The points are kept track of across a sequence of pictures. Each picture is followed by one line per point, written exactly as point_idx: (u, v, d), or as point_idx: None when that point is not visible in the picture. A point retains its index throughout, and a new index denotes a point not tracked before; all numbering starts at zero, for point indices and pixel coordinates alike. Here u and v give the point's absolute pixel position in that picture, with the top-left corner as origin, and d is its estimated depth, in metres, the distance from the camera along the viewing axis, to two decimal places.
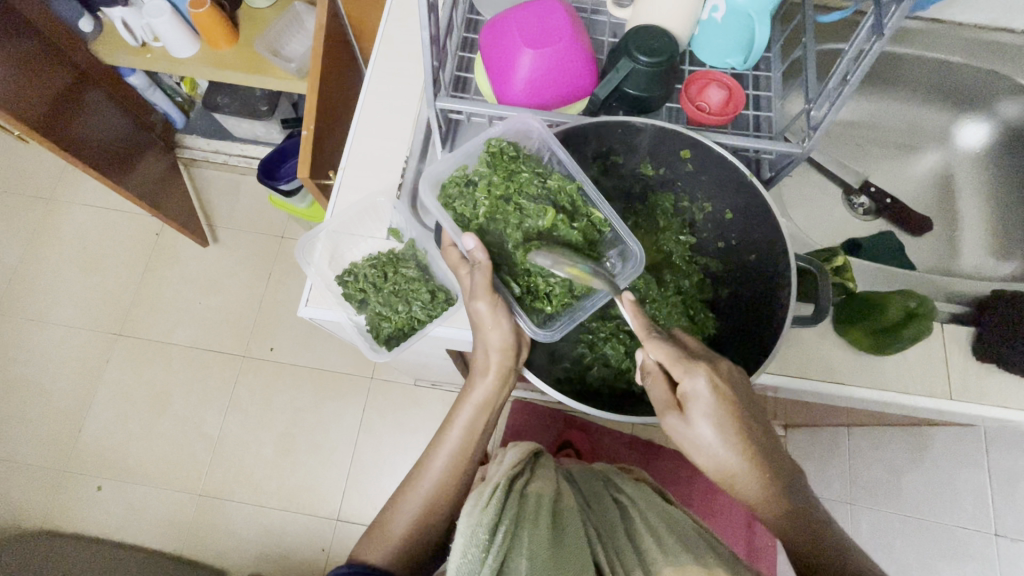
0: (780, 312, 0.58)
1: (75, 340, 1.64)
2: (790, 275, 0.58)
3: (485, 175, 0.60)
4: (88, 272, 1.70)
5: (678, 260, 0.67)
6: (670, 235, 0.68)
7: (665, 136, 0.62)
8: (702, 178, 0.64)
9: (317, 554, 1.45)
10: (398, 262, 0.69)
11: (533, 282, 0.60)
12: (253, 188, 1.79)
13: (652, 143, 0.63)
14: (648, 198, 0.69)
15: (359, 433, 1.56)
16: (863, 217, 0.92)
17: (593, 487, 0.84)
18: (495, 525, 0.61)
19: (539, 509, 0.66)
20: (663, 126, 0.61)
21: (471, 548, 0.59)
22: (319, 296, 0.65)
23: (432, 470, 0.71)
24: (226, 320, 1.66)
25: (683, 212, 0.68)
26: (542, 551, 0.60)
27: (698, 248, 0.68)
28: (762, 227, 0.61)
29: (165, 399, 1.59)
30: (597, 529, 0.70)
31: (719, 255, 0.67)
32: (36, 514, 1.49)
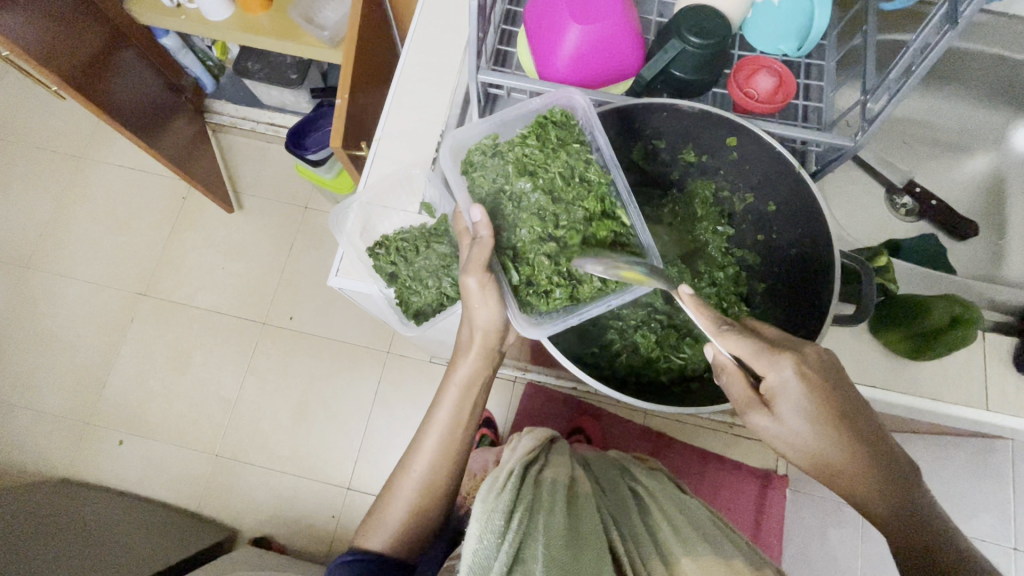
0: (820, 310, 0.57)
1: (102, 297, 1.68)
2: (834, 270, 0.56)
3: (513, 148, 0.58)
4: (115, 231, 1.73)
5: (714, 251, 0.67)
6: (706, 226, 0.67)
7: (711, 121, 0.59)
8: (746, 168, 0.62)
9: (327, 520, 1.49)
10: (431, 236, 0.66)
11: (533, 274, 0.58)
12: (279, 156, 1.79)
13: (696, 128, 0.61)
14: (686, 185, 0.67)
15: (373, 405, 1.58)
16: (905, 217, 0.89)
17: (608, 476, 0.84)
18: (510, 510, 0.61)
19: (553, 496, 0.67)
20: (707, 110, 0.58)
21: (487, 532, 0.59)
22: (350, 267, 0.67)
23: (425, 448, 0.70)
24: (248, 286, 1.68)
25: (722, 202, 0.66)
26: (559, 537, 0.59)
27: (735, 240, 0.67)
28: (804, 221, 0.59)
29: (186, 360, 1.63)
30: (613, 516, 0.70)
31: (757, 249, 0.66)
32: (60, 462, 1.54)
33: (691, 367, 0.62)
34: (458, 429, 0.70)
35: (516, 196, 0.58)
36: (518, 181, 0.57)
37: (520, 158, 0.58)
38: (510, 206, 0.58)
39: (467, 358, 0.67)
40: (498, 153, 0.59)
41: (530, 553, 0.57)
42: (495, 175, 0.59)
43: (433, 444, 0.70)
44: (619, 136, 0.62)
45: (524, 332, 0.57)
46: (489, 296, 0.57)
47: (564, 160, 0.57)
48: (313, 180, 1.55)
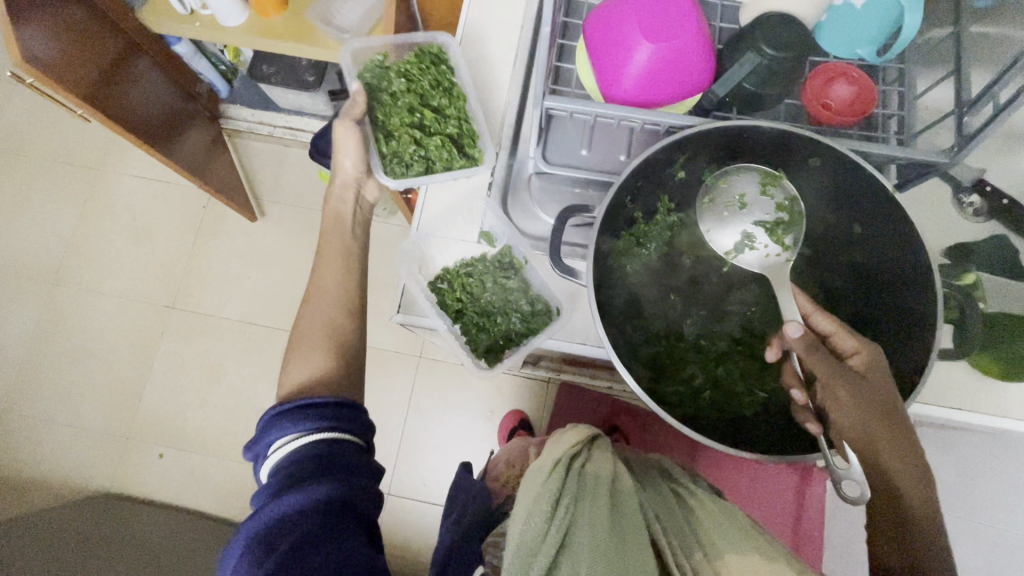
0: (926, 338, 0.54)
1: (131, 310, 1.68)
2: (939, 300, 0.53)
3: (403, 66, 0.79)
4: (139, 244, 1.72)
5: (791, 273, 0.65)
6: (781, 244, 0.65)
7: (794, 140, 0.56)
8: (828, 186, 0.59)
9: None
10: (497, 270, 0.72)
11: (398, 148, 0.77)
12: (298, 161, 1.76)
13: (774, 147, 0.59)
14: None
15: (408, 410, 1.57)
16: (974, 219, 0.83)
17: (647, 469, 0.78)
18: (556, 500, 0.61)
19: (598, 481, 0.64)
20: (789, 130, 0.55)
21: (533, 521, 0.60)
22: (410, 303, 0.67)
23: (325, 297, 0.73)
24: (275, 295, 1.67)
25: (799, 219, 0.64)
26: (604, 528, 0.58)
27: (811, 260, 0.65)
28: (902, 243, 0.56)
29: (219, 371, 1.63)
30: (658, 503, 0.66)
31: (837, 272, 0.64)
32: (102, 476, 1.56)
33: (775, 399, 0.60)
34: (343, 283, 0.74)
35: (404, 100, 0.78)
36: (396, 84, 0.78)
37: (403, 72, 0.79)
38: (398, 105, 0.78)
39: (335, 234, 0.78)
40: (385, 70, 0.79)
41: (574, 544, 0.57)
42: (386, 81, 0.79)
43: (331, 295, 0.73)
44: (694, 156, 0.60)
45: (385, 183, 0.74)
46: (357, 149, 0.75)
47: (434, 76, 0.78)
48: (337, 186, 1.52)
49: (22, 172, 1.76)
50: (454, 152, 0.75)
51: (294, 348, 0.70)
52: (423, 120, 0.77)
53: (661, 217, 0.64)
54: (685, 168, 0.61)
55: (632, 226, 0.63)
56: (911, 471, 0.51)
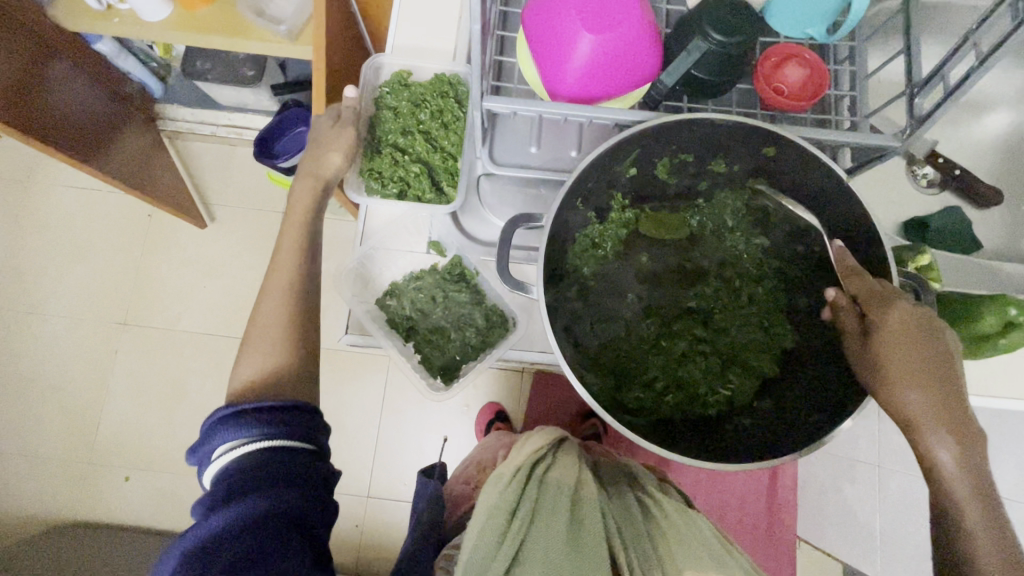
0: None
1: (79, 330, 1.59)
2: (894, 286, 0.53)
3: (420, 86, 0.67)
4: (82, 259, 1.62)
5: (748, 264, 0.63)
6: (738, 236, 0.63)
7: (746, 134, 0.54)
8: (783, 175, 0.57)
9: (350, 530, 1.49)
10: (447, 281, 0.68)
11: (377, 167, 0.65)
12: (247, 162, 1.67)
13: (728, 140, 0.56)
14: (714, 194, 0.64)
15: (382, 411, 1.54)
16: (925, 189, 0.85)
17: (615, 472, 0.78)
18: (511, 523, 0.62)
19: (556, 500, 0.65)
20: (743, 122, 0.53)
21: (485, 546, 0.61)
22: (357, 328, 0.65)
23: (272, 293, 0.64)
24: (234, 304, 1.60)
25: (756, 209, 0.62)
26: (556, 547, 0.59)
27: (771, 248, 0.63)
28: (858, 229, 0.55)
29: (181, 388, 1.56)
30: (618, 511, 0.68)
31: (797, 260, 0.61)
32: (66, 505, 1.49)
33: (738, 398, 0.59)
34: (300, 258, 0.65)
35: (406, 120, 0.67)
36: (407, 104, 0.67)
37: (420, 92, 0.67)
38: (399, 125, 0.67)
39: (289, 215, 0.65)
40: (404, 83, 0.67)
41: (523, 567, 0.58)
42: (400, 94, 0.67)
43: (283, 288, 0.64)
44: (646, 152, 0.57)
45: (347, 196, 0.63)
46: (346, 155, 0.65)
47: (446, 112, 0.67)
48: (287, 186, 1.45)
49: None
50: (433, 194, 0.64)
51: (248, 340, 0.62)
52: (418, 149, 0.65)
53: (616, 215, 0.62)
54: (637, 165, 0.58)
55: (586, 227, 0.61)
56: (940, 420, 0.47)
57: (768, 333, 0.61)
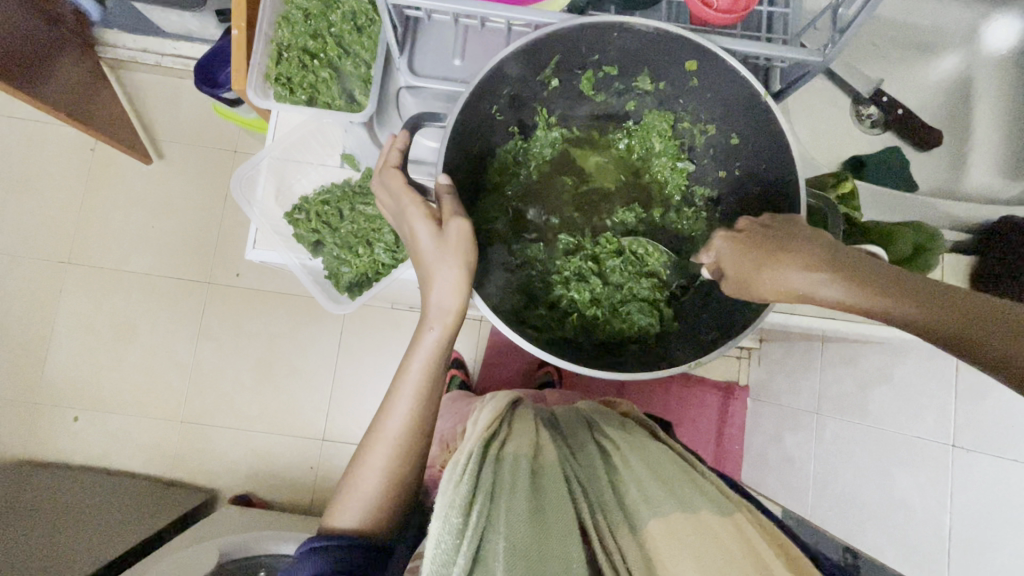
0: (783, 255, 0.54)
1: (21, 269, 1.53)
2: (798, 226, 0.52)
3: None
4: (20, 195, 1.54)
5: (671, 190, 0.65)
6: (664, 162, 0.65)
7: (663, 42, 0.51)
8: (706, 96, 0.56)
9: (306, 471, 1.50)
10: (356, 195, 0.66)
11: (286, 72, 0.63)
12: (195, 95, 1.58)
13: (651, 53, 0.54)
14: (642, 117, 0.64)
15: (339, 356, 1.54)
16: (870, 130, 0.84)
17: (574, 435, 0.73)
18: (469, 501, 0.54)
19: (516, 473, 0.58)
20: (665, 30, 0.50)
21: (445, 534, 0.52)
22: (266, 238, 0.64)
23: (398, 408, 0.64)
24: (185, 245, 1.55)
25: (680, 133, 0.63)
26: (522, 521, 0.52)
27: (695, 175, 0.64)
28: (768, 153, 0.54)
29: (130, 329, 1.53)
30: (581, 483, 0.63)
31: (716, 185, 0.63)
32: (14, 444, 1.47)
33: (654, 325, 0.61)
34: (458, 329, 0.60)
35: (316, 24, 0.65)
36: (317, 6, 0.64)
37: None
38: (308, 28, 0.64)
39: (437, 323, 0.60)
40: None
41: (491, 549, 0.50)
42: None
43: (407, 408, 0.64)
44: (565, 61, 0.55)
45: (250, 98, 0.61)
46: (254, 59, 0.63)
47: (359, 14, 0.65)
48: (237, 121, 1.38)
49: None
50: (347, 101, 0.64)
51: (367, 437, 0.65)
52: (329, 55, 0.65)
53: (541, 133, 0.63)
54: (556, 77, 0.57)
55: (507, 144, 0.61)
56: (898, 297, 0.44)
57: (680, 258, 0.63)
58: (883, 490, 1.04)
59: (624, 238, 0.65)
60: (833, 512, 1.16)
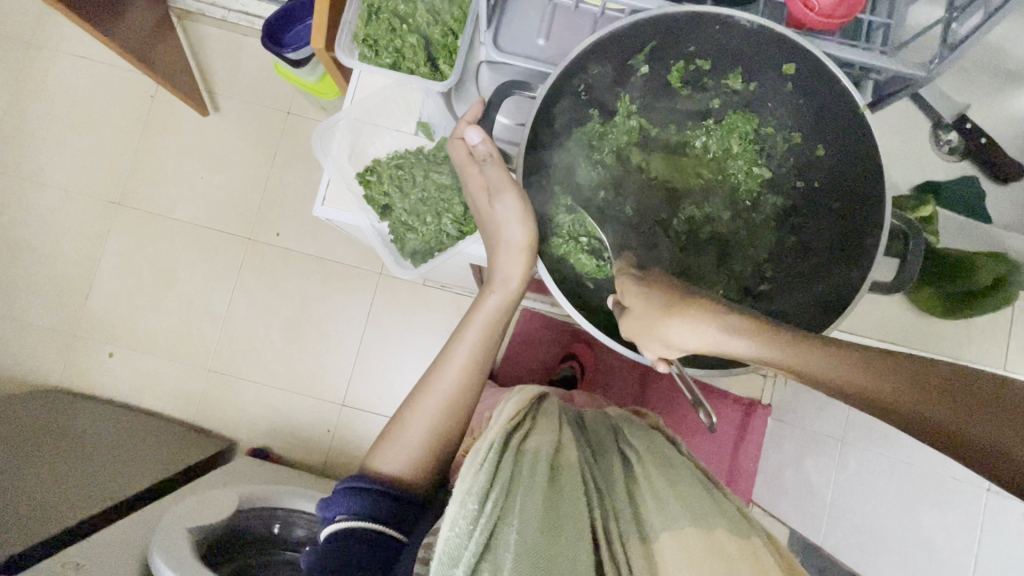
0: (852, 284, 0.55)
1: (73, 205, 1.58)
2: (884, 229, 0.53)
3: None
4: (80, 133, 1.58)
5: (743, 194, 0.63)
6: (740, 164, 0.64)
7: (764, 40, 0.54)
8: (798, 99, 0.59)
9: (323, 434, 1.53)
10: (429, 163, 0.66)
11: (374, 34, 0.63)
12: (256, 52, 1.59)
13: (749, 47, 0.56)
14: (724, 116, 0.64)
15: (367, 326, 1.56)
16: (948, 157, 0.81)
17: (598, 437, 0.71)
18: (487, 491, 0.55)
19: (534, 468, 0.58)
20: (768, 27, 0.53)
21: (460, 519, 0.54)
22: (337, 196, 0.65)
23: (450, 369, 0.70)
24: (231, 199, 1.58)
25: (763, 137, 0.63)
26: (535, 516, 0.53)
27: (771, 182, 0.63)
28: (853, 164, 0.56)
29: (171, 275, 1.57)
30: (597, 486, 0.61)
31: (792, 195, 0.62)
32: (51, 372, 1.53)
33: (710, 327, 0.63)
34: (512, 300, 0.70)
35: None
36: None
37: None
38: None
39: (495, 290, 0.69)
40: None
41: (503, 540, 0.51)
42: None
43: (459, 371, 0.70)
44: (659, 49, 0.58)
45: (339, 55, 0.61)
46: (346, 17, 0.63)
47: None
48: (295, 81, 1.39)
49: None
50: (430, 68, 0.65)
51: (415, 393, 0.71)
52: (418, 20, 0.64)
53: (619, 120, 0.63)
54: (648, 64, 0.59)
55: (584, 126, 0.62)
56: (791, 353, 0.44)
57: (751, 261, 0.63)
58: (907, 529, 1.02)
59: (688, 243, 0.62)
60: (850, 540, 1.15)
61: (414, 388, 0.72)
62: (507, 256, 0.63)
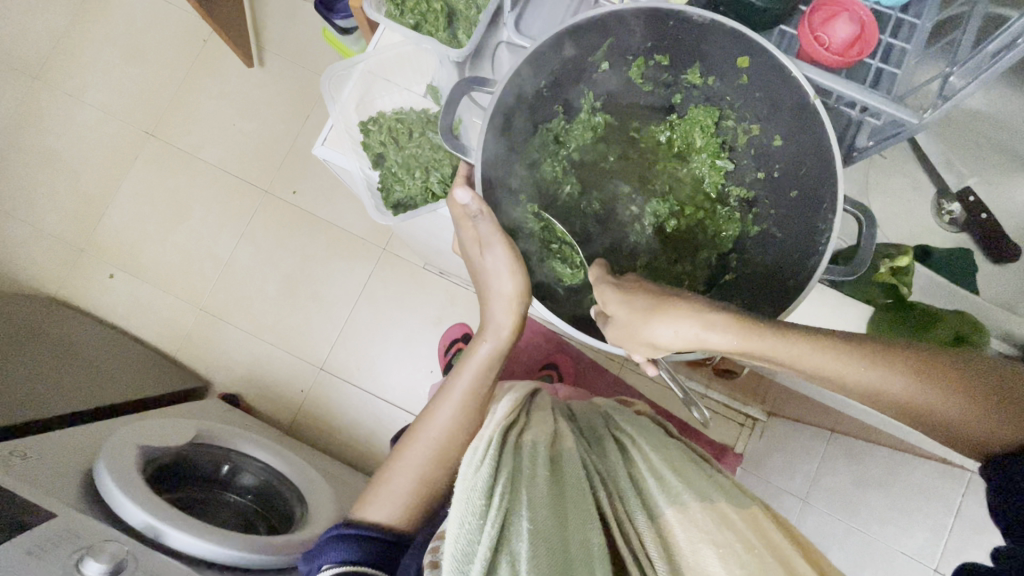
0: (811, 265, 0.54)
1: (109, 127, 1.63)
2: (834, 224, 0.52)
3: None
4: (129, 62, 1.65)
5: (707, 186, 0.66)
6: (704, 158, 0.66)
7: (717, 34, 0.53)
8: (755, 95, 0.58)
9: (296, 393, 1.54)
10: (427, 123, 0.69)
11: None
12: (309, 17, 1.64)
13: (705, 42, 0.55)
14: (687, 112, 0.65)
15: (361, 296, 1.58)
16: (947, 227, 0.92)
17: (592, 429, 0.72)
18: (492, 486, 0.52)
19: (535, 461, 0.57)
20: (721, 22, 0.51)
21: (469, 515, 0.50)
22: (336, 139, 0.69)
23: (440, 416, 0.70)
24: (257, 150, 1.62)
25: (724, 131, 0.64)
26: (545, 507, 0.51)
27: (734, 175, 0.65)
28: (811, 154, 0.55)
29: (185, 211, 1.61)
30: (599, 473, 0.61)
31: (754, 187, 0.63)
32: (53, 281, 1.57)
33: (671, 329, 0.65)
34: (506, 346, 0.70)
35: None
36: None
37: None
38: None
39: (489, 337, 0.69)
40: None
41: (514, 531, 0.49)
42: None
43: (450, 415, 0.70)
44: (619, 45, 0.57)
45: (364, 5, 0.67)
46: None
47: None
48: (339, 49, 1.43)
49: None
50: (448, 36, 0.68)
51: (406, 438, 0.72)
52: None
53: (584, 117, 0.64)
54: (608, 60, 0.59)
55: (551, 122, 0.63)
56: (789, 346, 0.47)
57: (720, 257, 0.65)
58: None
59: (662, 228, 0.66)
60: None
61: (407, 430, 0.73)
62: (498, 306, 0.65)
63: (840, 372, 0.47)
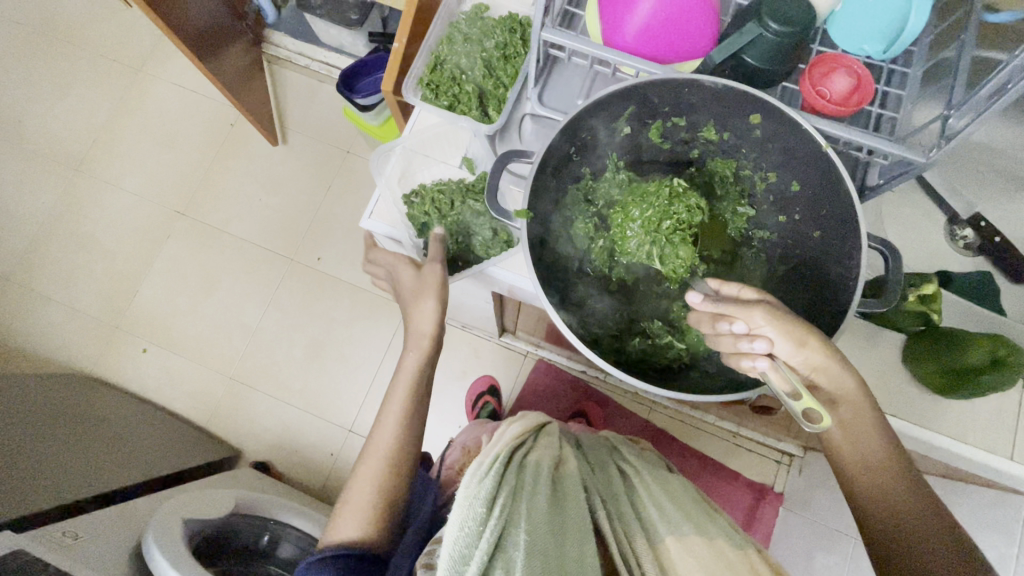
0: (847, 293, 0.58)
1: (143, 210, 1.73)
2: (861, 258, 0.56)
3: (505, 30, 0.77)
4: (162, 148, 1.77)
5: (732, 231, 0.69)
6: (727, 206, 0.69)
7: (733, 99, 0.58)
8: (770, 145, 0.62)
9: (325, 457, 1.54)
10: (468, 192, 0.74)
11: (437, 80, 0.77)
12: (329, 97, 1.76)
13: (720, 104, 0.60)
14: (706, 164, 0.70)
15: (386, 355, 1.60)
16: (962, 250, 0.95)
17: (596, 457, 0.72)
18: (493, 498, 0.53)
19: (538, 478, 0.58)
20: (738, 88, 0.57)
21: (469, 520, 0.51)
22: (383, 211, 0.74)
23: (384, 427, 0.72)
24: (282, 222, 1.70)
25: (743, 180, 0.68)
26: (544, 521, 0.52)
27: (757, 221, 0.68)
28: (829, 197, 0.60)
29: (213, 283, 1.67)
30: (600, 494, 0.62)
31: (776, 229, 0.67)
32: (86, 360, 1.62)
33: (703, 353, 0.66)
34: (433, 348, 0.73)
35: (481, 52, 0.77)
36: (488, 40, 0.77)
37: (502, 33, 0.77)
38: (475, 54, 0.77)
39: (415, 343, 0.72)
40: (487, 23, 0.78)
41: (511, 542, 0.49)
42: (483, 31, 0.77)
43: (393, 427, 0.71)
44: (640, 111, 0.62)
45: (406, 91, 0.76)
46: (419, 65, 0.78)
47: (515, 52, 0.77)
48: (357, 124, 1.52)
49: (68, 57, 1.83)
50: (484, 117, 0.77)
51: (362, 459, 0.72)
52: (477, 74, 0.76)
53: (610, 175, 0.68)
54: (629, 124, 0.64)
55: (580, 183, 0.67)
56: (860, 418, 0.58)
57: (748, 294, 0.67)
58: None
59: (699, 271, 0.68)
60: None
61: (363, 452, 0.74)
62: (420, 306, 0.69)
63: (877, 465, 0.57)
